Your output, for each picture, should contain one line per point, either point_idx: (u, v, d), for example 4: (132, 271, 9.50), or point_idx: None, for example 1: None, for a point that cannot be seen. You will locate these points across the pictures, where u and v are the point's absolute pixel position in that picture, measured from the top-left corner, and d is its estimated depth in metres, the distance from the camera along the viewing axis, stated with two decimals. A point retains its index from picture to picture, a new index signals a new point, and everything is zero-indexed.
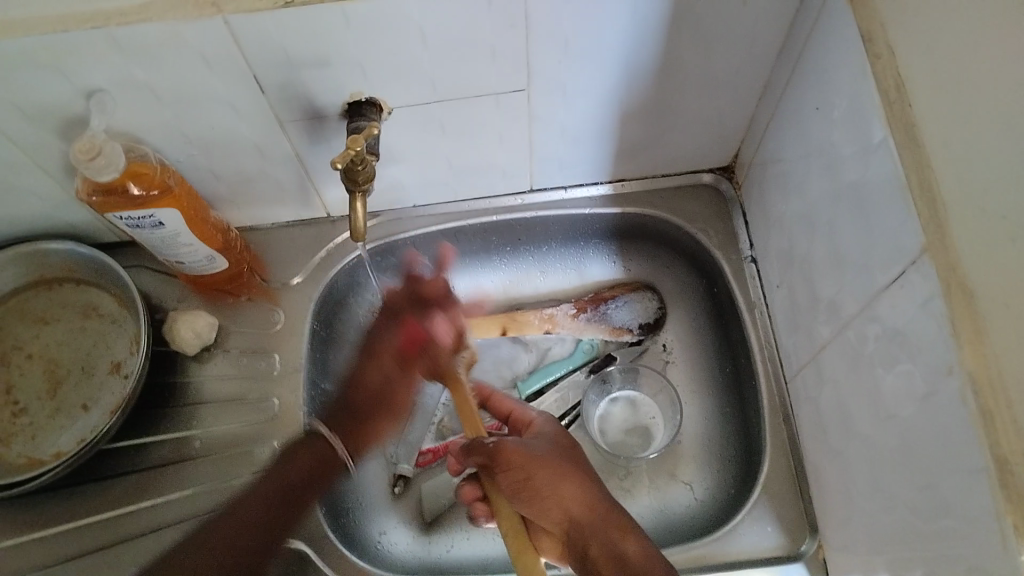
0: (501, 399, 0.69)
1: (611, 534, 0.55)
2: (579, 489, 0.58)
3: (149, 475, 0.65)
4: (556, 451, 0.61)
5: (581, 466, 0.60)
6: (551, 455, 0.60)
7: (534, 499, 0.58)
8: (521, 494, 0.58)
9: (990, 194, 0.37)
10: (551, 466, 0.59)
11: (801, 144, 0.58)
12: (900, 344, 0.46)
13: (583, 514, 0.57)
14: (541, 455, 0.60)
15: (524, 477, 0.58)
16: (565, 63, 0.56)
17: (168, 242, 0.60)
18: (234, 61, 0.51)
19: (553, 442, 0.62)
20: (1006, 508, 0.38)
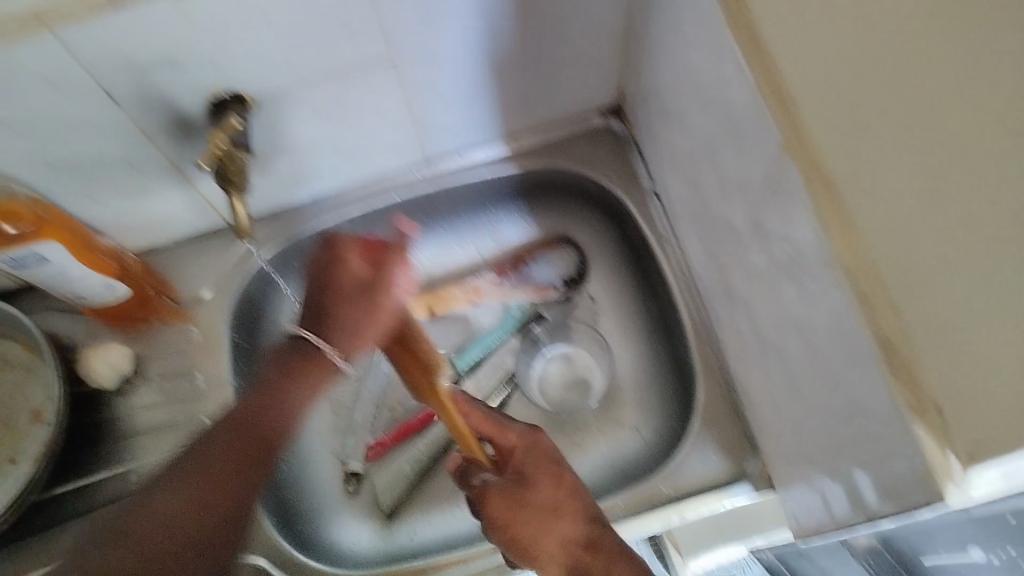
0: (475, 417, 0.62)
1: (597, 569, 0.55)
2: (568, 531, 0.57)
3: (91, 517, 0.63)
4: (555, 470, 0.60)
5: (581, 491, 0.59)
6: (550, 473, 0.59)
7: (524, 551, 0.57)
8: (512, 544, 0.57)
9: (873, 92, 0.38)
10: (539, 518, 0.57)
11: (671, 73, 0.59)
12: (784, 248, 0.48)
13: (572, 556, 0.56)
14: (524, 507, 0.58)
15: (510, 533, 0.57)
16: (422, 27, 0.56)
17: (59, 277, 0.59)
18: (80, 78, 0.50)
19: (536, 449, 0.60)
20: (897, 383, 0.38)
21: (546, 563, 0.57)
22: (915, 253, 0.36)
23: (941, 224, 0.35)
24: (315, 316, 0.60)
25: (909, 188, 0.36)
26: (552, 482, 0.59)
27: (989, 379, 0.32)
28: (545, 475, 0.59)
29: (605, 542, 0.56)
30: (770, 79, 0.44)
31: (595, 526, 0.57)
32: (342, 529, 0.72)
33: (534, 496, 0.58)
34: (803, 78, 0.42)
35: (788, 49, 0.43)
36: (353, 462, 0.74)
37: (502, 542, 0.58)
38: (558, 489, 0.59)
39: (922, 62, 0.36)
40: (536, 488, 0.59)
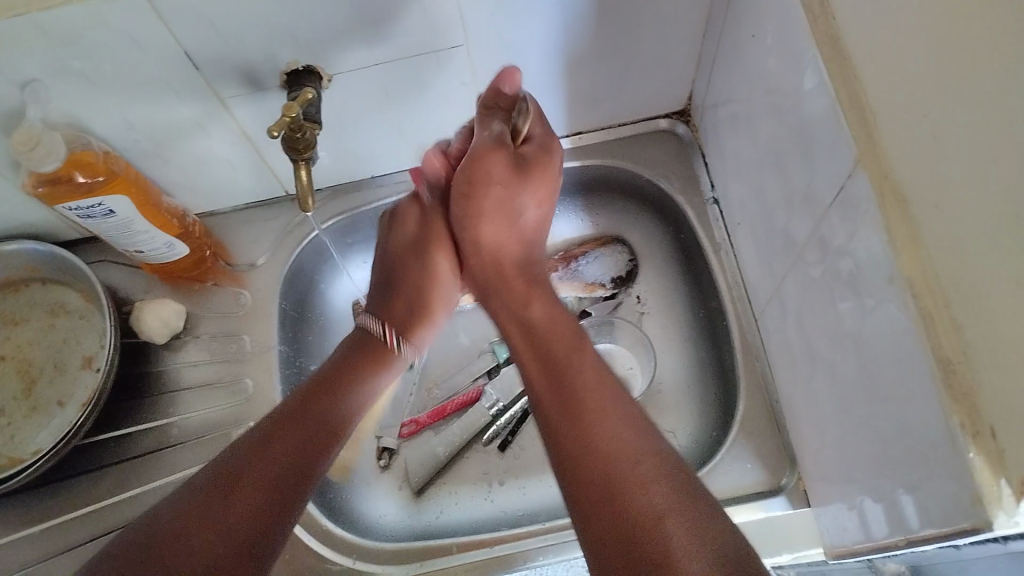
0: (481, 173, 0.61)
1: (518, 292, 0.63)
2: (496, 232, 0.65)
3: (132, 465, 0.65)
4: (484, 167, 0.60)
5: (495, 216, 0.64)
6: (477, 172, 0.61)
7: (475, 212, 0.64)
8: (470, 215, 0.64)
9: (962, 93, 0.36)
10: (497, 205, 0.63)
11: (744, 78, 0.58)
12: (846, 262, 0.47)
13: (493, 247, 0.65)
14: (478, 198, 0.63)
15: (466, 195, 0.63)
16: (500, 15, 0.56)
17: (123, 231, 0.60)
18: (164, 39, 0.51)
19: (492, 163, 0.60)
20: (953, 406, 0.38)
21: (484, 239, 0.65)
22: (984, 276, 0.35)
23: (1005, 246, 0.34)
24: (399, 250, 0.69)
25: (993, 206, 0.34)
26: (491, 192, 0.62)
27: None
28: (470, 178, 0.61)
29: (561, 354, 0.56)
30: (852, 92, 0.44)
31: (518, 296, 0.63)
32: (371, 503, 0.73)
33: (490, 200, 0.63)
34: (882, 93, 0.41)
35: (872, 61, 0.42)
36: (387, 438, 0.75)
37: (461, 203, 0.64)
38: (480, 218, 0.64)
39: (1008, 60, 0.33)
40: (483, 191, 0.62)
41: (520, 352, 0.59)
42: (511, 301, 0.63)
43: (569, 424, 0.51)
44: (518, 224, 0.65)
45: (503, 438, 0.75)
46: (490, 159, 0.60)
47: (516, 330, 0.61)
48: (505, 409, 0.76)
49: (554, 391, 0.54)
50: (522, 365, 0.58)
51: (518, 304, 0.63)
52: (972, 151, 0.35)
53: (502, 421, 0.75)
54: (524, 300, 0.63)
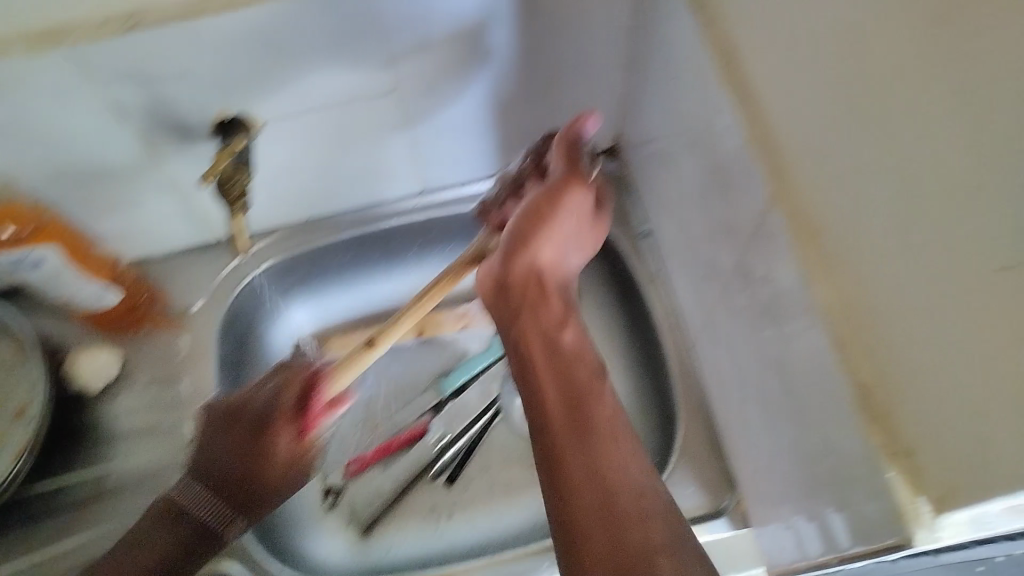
0: (575, 204, 0.56)
1: (551, 319, 0.54)
2: (534, 243, 0.55)
3: (66, 517, 0.63)
4: (548, 210, 0.55)
5: (557, 248, 0.56)
6: (552, 215, 0.55)
7: (534, 232, 0.55)
8: (520, 232, 0.55)
9: (879, 128, 0.37)
10: (558, 236, 0.56)
11: (664, 117, 0.61)
12: (767, 294, 0.49)
13: (531, 270, 0.55)
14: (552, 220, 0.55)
15: (535, 211, 0.56)
16: (429, 61, 0.57)
17: (53, 281, 0.60)
18: (90, 91, 0.51)
19: (575, 198, 0.56)
20: (871, 430, 0.39)
21: (537, 255, 0.55)
22: (905, 306, 0.37)
23: (941, 270, 0.34)
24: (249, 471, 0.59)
25: (909, 237, 0.36)
26: (567, 224, 0.56)
27: (968, 428, 0.34)
28: (538, 216, 0.55)
29: (583, 382, 0.49)
30: (761, 134, 0.46)
31: (548, 313, 0.54)
32: (318, 542, 0.72)
33: (556, 226, 0.56)
34: (790, 135, 0.44)
35: (780, 106, 0.45)
36: (333, 476, 0.75)
37: (520, 222, 0.56)
38: (533, 243, 0.55)
39: (909, 103, 0.35)
40: (556, 214, 0.56)
41: (532, 355, 0.52)
42: (544, 318, 0.53)
43: (578, 444, 0.46)
44: (567, 265, 0.58)
45: (450, 473, 0.75)
46: (570, 203, 0.56)
47: (537, 339, 0.52)
48: (452, 442, 0.76)
49: (569, 414, 0.47)
50: (532, 371, 0.51)
51: (549, 328, 0.53)
52: (898, 184, 0.36)
53: (448, 455, 0.75)
54: (559, 319, 0.54)
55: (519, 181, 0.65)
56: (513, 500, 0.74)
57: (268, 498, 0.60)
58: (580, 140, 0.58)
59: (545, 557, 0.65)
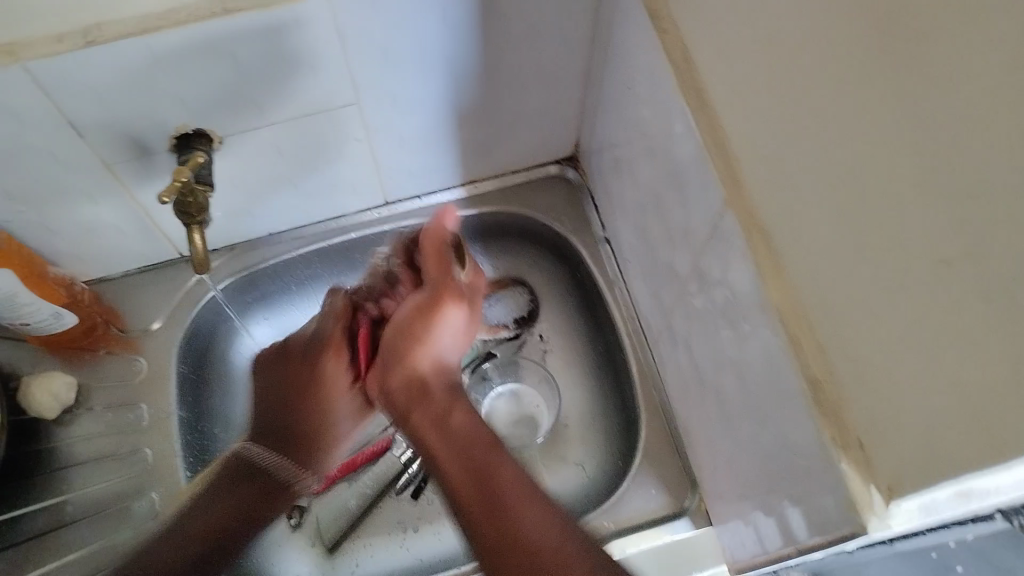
0: (415, 328, 0.59)
1: (442, 403, 0.54)
2: (412, 367, 0.57)
3: (22, 549, 0.62)
4: (422, 325, 0.59)
5: (433, 357, 0.58)
6: (426, 327, 0.59)
7: (410, 353, 0.58)
8: (392, 352, 0.59)
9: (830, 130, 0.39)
10: (413, 360, 0.57)
11: (622, 125, 0.62)
12: (725, 296, 0.51)
13: (432, 381, 0.57)
14: (421, 342, 0.58)
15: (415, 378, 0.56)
16: (390, 73, 0.58)
17: (5, 306, 0.58)
18: (45, 110, 0.50)
19: (417, 344, 0.58)
20: (825, 422, 0.41)
21: (418, 360, 0.57)
22: (857, 297, 0.38)
23: (892, 264, 0.36)
24: (278, 439, 0.64)
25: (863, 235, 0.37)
26: (419, 340, 0.58)
27: (917, 413, 0.35)
28: (408, 332, 0.59)
29: (483, 458, 0.50)
30: (717, 140, 0.48)
31: (436, 406, 0.54)
32: (285, 562, 0.72)
33: (404, 368, 0.57)
34: (745, 141, 0.45)
35: (738, 113, 0.46)
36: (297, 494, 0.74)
37: (394, 352, 0.59)
38: (412, 354, 0.58)
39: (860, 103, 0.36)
40: (413, 357, 0.57)
41: (435, 454, 0.51)
42: (430, 414, 0.54)
43: (486, 510, 0.47)
44: (440, 363, 0.58)
45: (416, 486, 0.75)
46: (442, 319, 0.59)
47: (433, 433, 0.52)
48: (416, 455, 0.76)
49: (482, 492, 0.48)
50: (435, 462, 0.51)
51: (437, 412, 0.54)
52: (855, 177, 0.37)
53: (413, 468, 0.75)
54: (446, 408, 0.54)
55: (394, 282, 0.67)
56: None
57: (320, 452, 0.68)
58: (443, 239, 0.62)
59: None
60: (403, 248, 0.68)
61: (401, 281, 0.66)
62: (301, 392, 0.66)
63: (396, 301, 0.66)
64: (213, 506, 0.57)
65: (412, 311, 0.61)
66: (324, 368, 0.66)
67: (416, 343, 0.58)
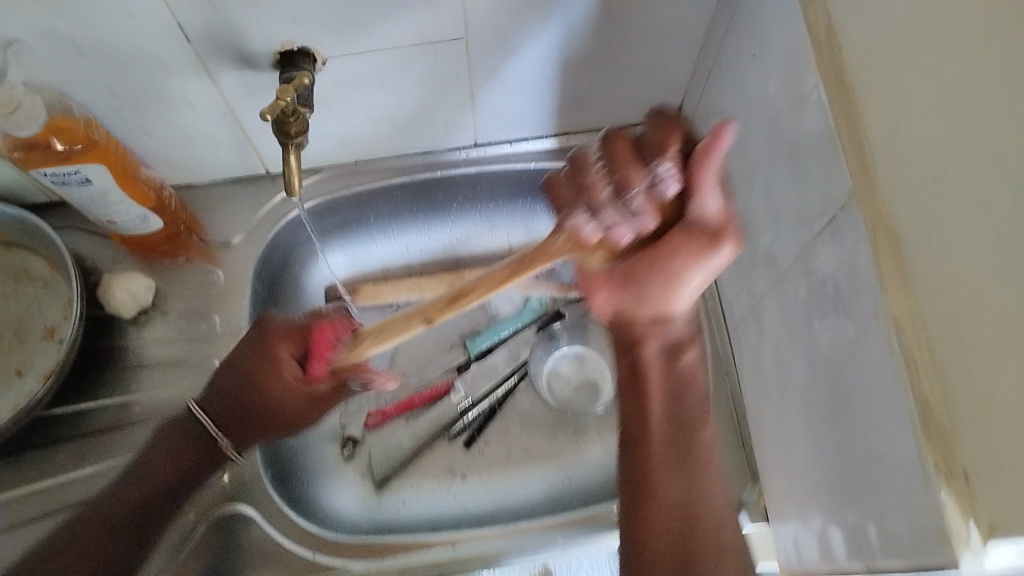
0: (673, 249, 0.50)
1: (676, 332, 0.56)
2: (663, 283, 0.51)
3: (89, 441, 0.64)
4: (683, 270, 0.50)
5: (687, 291, 0.53)
6: (688, 267, 0.50)
7: (662, 274, 0.51)
8: (648, 273, 0.51)
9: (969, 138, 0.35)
10: (668, 280, 0.51)
11: (741, 95, 0.59)
12: (830, 293, 0.48)
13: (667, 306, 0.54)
14: (675, 272, 0.51)
15: (664, 282, 0.51)
16: (504, 11, 0.55)
17: (97, 200, 0.59)
18: (156, 10, 0.49)
19: (679, 263, 0.50)
20: (927, 446, 0.39)
21: (676, 292, 0.53)
22: (968, 320, 0.35)
23: (1007, 299, 0.33)
24: (227, 411, 0.62)
25: (984, 261, 0.34)
26: (681, 263, 0.50)
27: (1019, 456, 0.33)
28: (664, 269, 0.51)
29: (692, 411, 0.58)
30: (851, 126, 0.44)
31: (671, 338, 0.57)
32: (333, 491, 0.73)
33: (655, 290, 0.52)
34: (880, 131, 0.41)
35: (872, 99, 0.42)
36: (352, 427, 0.74)
37: (643, 268, 0.51)
38: (659, 295, 0.53)
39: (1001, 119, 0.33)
40: (660, 282, 0.52)
41: (648, 392, 0.57)
42: (661, 343, 0.56)
43: (679, 474, 0.55)
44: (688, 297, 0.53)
45: (470, 434, 0.75)
46: (714, 259, 0.50)
47: (658, 371, 0.57)
48: (474, 403, 0.75)
49: (670, 454, 0.56)
50: (643, 402, 0.57)
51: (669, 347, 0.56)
52: (986, 198, 0.34)
53: (471, 416, 0.75)
54: (682, 344, 0.58)
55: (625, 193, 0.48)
56: (530, 468, 0.74)
57: (258, 432, 0.64)
58: (713, 164, 0.46)
59: (558, 529, 0.65)
60: (642, 171, 0.48)
61: (639, 211, 0.49)
62: (255, 388, 0.62)
63: (632, 231, 0.50)
64: (125, 488, 0.59)
65: (675, 240, 0.50)
66: (257, 368, 0.62)
67: (671, 268, 0.51)
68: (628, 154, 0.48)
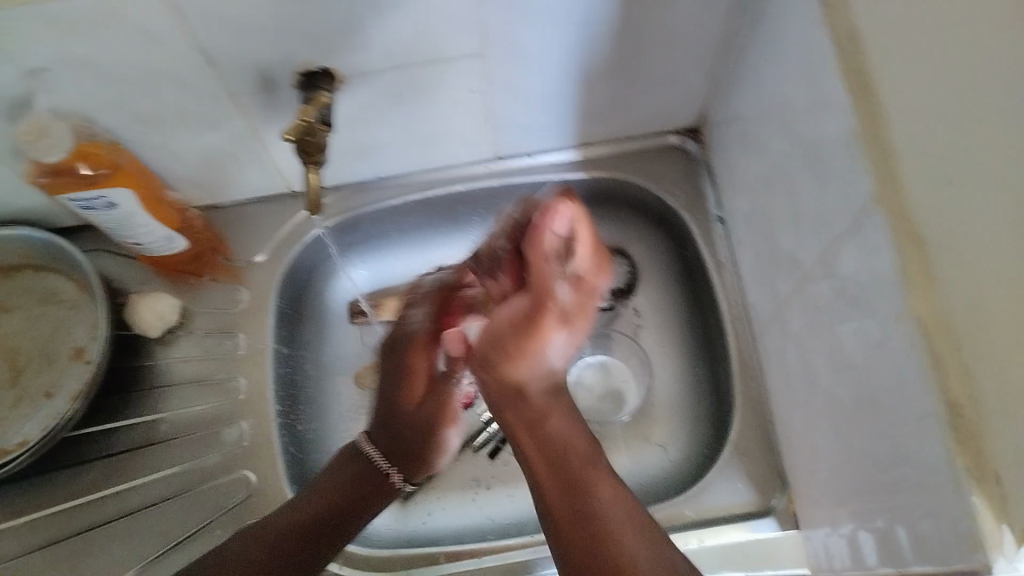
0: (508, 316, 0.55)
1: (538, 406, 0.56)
2: (496, 363, 0.55)
3: (119, 459, 0.65)
4: (512, 347, 0.54)
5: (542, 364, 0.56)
6: (520, 347, 0.54)
7: (504, 353, 0.54)
8: (496, 349, 0.55)
9: (988, 137, 0.35)
10: (502, 358, 0.54)
11: (760, 101, 0.58)
12: (855, 296, 0.47)
13: (528, 373, 0.55)
14: (517, 342, 0.54)
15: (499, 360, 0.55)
16: (521, 25, 0.56)
17: (123, 223, 0.60)
18: (178, 34, 0.50)
19: (514, 338, 0.54)
20: (956, 450, 0.38)
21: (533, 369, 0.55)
22: (993, 322, 0.35)
23: None
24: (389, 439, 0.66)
25: (1005, 261, 0.34)
26: (515, 338, 0.54)
27: None
28: (496, 342, 0.55)
29: (579, 468, 0.54)
30: (873, 129, 0.43)
31: (530, 409, 0.55)
32: None
33: (505, 365, 0.55)
34: (902, 134, 0.41)
35: (891, 101, 0.42)
36: None
37: (490, 344, 0.55)
38: (508, 368, 0.54)
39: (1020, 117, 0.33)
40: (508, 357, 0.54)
41: (533, 463, 0.55)
42: (522, 414, 0.56)
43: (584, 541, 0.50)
44: (545, 374, 0.56)
45: (494, 445, 0.75)
46: (543, 338, 0.53)
47: (529, 440, 0.55)
48: (497, 416, 0.75)
49: (575, 515, 0.52)
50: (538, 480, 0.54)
51: (532, 419, 0.55)
52: (1006, 196, 0.34)
53: (495, 427, 0.75)
54: (541, 413, 0.55)
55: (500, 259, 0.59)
56: None
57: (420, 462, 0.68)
58: (546, 236, 0.55)
59: None
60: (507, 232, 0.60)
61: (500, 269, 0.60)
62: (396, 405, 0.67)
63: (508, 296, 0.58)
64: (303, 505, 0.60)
65: (507, 312, 0.55)
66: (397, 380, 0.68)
67: (510, 335, 0.54)
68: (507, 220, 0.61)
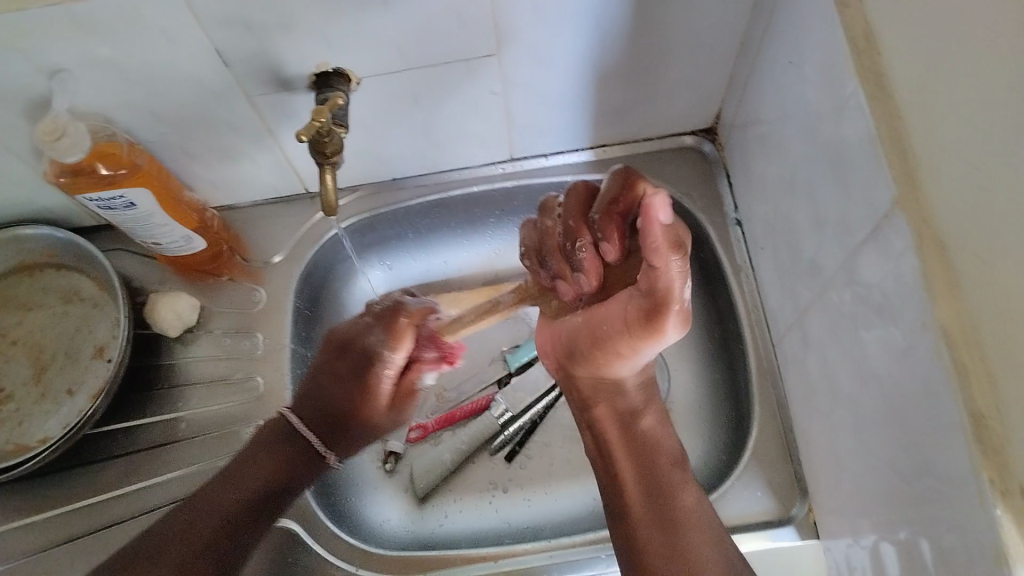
0: (613, 314, 0.55)
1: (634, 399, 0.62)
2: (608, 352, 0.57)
3: (139, 457, 0.66)
4: (626, 345, 0.55)
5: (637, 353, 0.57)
6: (635, 344, 0.55)
7: (603, 345, 0.57)
8: (600, 344, 0.57)
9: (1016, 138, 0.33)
10: (601, 350, 0.58)
11: (780, 102, 0.57)
12: (877, 302, 0.46)
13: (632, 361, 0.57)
14: (626, 335, 0.55)
15: (594, 349, 0.58)
16: (537, 25, 0.55)
17: (142, 222, 0.60)
18: (195, 34, 0.50)
19: (624, 337, 0.55)
20: (983, 462, 0.37)
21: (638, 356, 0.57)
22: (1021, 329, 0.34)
23: None
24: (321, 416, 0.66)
25: None
26: (626, 334, 0.55)
27: None
28: (603, 340, 0.57)
29: (666, 468, 0.60)
30: (894, 131, 0.42)
31: (623, 403, 0.62)
32: (376, 504, 0.73)
33: (608, 352, 0.57)
34: (924, 136, 0.40)
35: (914, 102, 0.41)
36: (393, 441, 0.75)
37: (590, 334, 0.58)
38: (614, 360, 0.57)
39: None
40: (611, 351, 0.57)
41: (618, 458, 0.61)
42: (615, 407, 0.62)
43: (663, 538, 0.57)
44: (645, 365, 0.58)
45: (511, 448, 0.74)
46: (658, 338, 0.54)
47: (622, 448, 0.61)
48: (515, 417, 0.74)
49: (657, 524, 0.57)
50: (619, 481, 0.61)
51: (625, 416, 0.61)
52: None
53: (512, 429, 0.74)
54: (635, 408, 0.62)
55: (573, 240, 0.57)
56: (572, 483, 0.73)
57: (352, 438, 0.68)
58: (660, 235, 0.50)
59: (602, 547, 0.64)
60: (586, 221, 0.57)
61: (582, 269, 0.58)
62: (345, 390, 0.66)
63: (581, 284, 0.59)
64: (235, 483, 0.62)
65: (612, 309, 0.56)
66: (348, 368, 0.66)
67: (617, 329, 0.55)
68: (578, 214, 0.57)
